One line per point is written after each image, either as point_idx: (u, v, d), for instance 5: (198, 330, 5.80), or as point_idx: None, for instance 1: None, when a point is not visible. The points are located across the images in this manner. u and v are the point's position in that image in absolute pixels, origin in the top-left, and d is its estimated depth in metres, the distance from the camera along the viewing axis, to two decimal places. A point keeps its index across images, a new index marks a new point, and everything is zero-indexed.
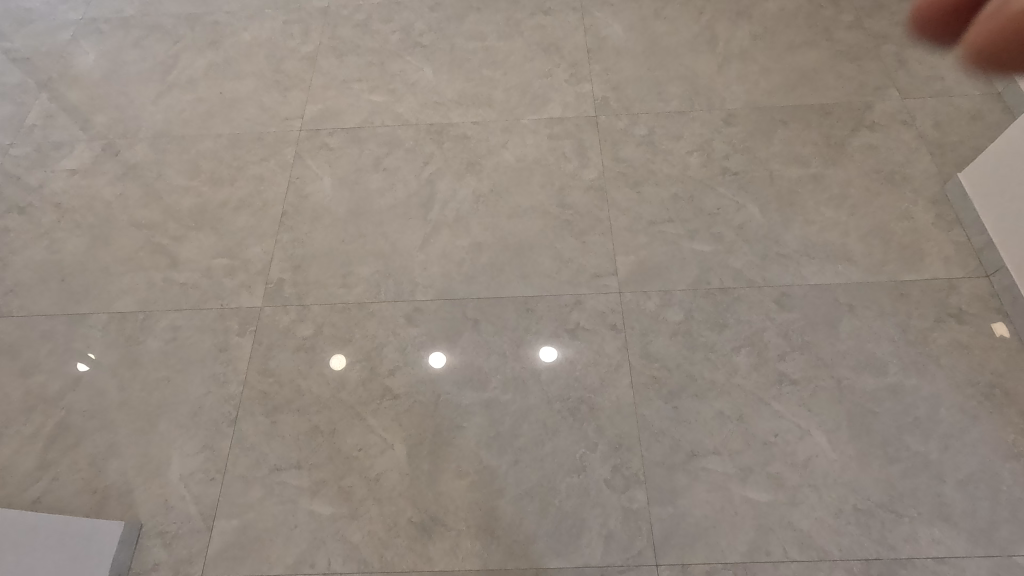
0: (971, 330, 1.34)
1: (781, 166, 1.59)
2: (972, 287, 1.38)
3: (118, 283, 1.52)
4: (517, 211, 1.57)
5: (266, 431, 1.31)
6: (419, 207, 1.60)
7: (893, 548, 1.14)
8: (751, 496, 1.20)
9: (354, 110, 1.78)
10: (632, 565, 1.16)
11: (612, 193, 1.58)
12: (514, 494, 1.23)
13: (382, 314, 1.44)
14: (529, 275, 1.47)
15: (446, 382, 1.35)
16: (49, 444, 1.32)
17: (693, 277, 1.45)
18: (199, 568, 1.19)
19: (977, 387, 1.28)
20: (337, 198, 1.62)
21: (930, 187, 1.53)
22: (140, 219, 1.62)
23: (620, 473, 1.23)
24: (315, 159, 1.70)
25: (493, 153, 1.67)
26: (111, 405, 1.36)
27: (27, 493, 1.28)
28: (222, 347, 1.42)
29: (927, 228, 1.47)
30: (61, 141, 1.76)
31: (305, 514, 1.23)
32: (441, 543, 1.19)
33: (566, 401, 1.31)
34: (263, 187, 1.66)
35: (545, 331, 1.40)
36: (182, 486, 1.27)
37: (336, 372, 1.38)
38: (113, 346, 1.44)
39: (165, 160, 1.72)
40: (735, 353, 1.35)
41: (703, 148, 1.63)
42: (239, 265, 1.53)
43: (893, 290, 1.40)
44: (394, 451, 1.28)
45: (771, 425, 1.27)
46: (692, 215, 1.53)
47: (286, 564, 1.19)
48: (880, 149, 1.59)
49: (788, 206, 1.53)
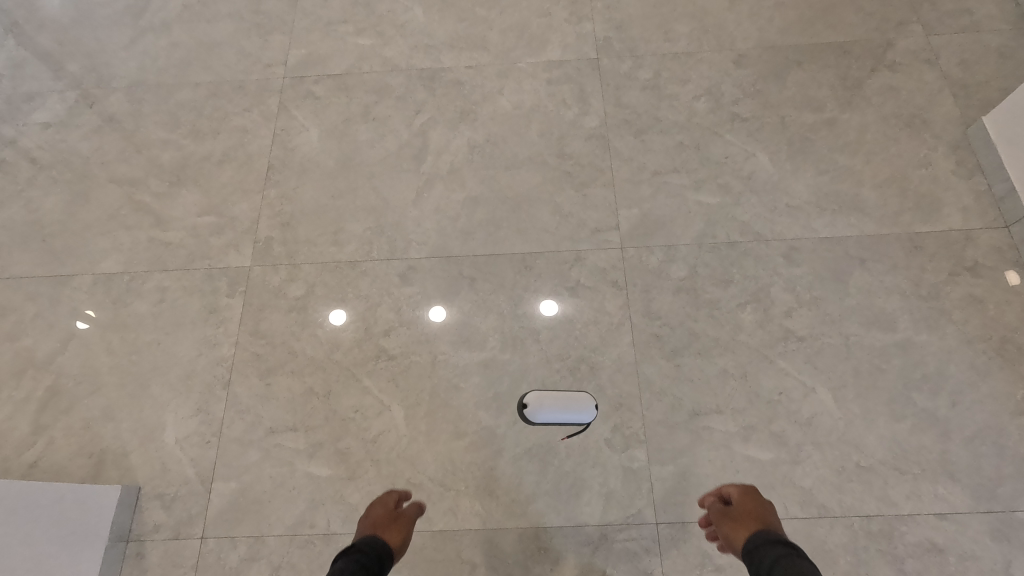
0: (986, 283, 1.29)
1: (794, 111, 1.49)
2: (989, 238, 1.32)
3: (102, 243, 1.47)
4: (514, 162, 1.49)
5: (261, 393, 1.29)
6: (410, 158, 1.52)
7: (896, 504, 1.14)
8: (754, 454, 1.19)
9: (340, 54, 1.67)
10: (632, 523, 1.15)
11: (614, 141, 1.50)
12: (512, 453, 1.22)
13: (375, 273, 1.39)
14: (527, 230, 1.41)
15: (444, 342, 1.31)
16: (42, 409, 1.30)
17: (699, 230, 1.39)
18: (199, 529, 1.19)
19: (989, 342, 1.24)
20: (326, 151, 1.54)
21: (952, 132, 1.44)
22: (120, 175, 1.55)
23: (620, 432, 1.22)
24: (300, 109, 1.60)
25: (489, 100, 1.57)
26: (102, 369, 1.34)
27: (23, 458, 1.27)
28: (212, 308, 1.38)
29: (946, 176, 1.39)
30: (32, 92, 1.66)
31: (303, 476, 1.22)
32: (441, 503, 1.19)
33: (565, 360, 1.28)
34: (248, 139, 1.57)
35: (544, 288, 1.35)
36: (179, 449, 1.26)
37: (331, 332, 1.34)
38: (101, 308, 1.40)
39: (143, 112, 1.62)
40: (740, 310, 1.30)
41: (712, 92, 1.53)
42: (226, 223, 1.47)
43: (907, 242, 1.34)
44: (391, 412, 1.26)
45: (775, 383, 1.24)
46: (699, 165, 1.45)
47: (286, 525, 1.19)
48: (900, 91, 1.49)
49: (800, 155, 1.45)
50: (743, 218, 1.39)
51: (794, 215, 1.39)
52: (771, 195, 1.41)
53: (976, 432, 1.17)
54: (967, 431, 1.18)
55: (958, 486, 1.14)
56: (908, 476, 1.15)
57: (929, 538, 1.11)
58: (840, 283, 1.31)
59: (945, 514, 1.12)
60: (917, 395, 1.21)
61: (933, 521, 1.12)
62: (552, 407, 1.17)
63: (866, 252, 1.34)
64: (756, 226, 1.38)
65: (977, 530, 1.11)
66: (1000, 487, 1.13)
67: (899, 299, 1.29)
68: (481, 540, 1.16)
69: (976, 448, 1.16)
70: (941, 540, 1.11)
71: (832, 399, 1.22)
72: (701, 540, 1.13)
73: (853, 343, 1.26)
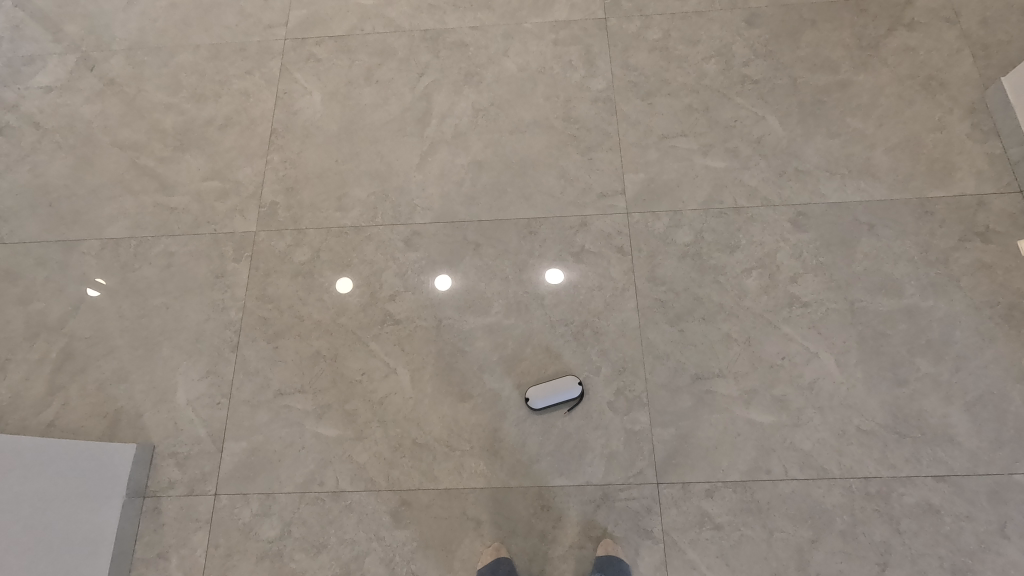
0: (996, 249, 1.27)
1: (807, 73, 1.46)
2: (1003, 203, 1.30)
3: (109, 208, 1.47)
4: (519, 126, 1.47)
5: (269, 356, 1.31)
6: (414, 122, 1.50)
7: (895, 466, 1.15)
8: (755, 417, 1.20)
9: (342, 15, 1.63)
10: (634, 484, 1.18)
11: (622, 105, 1.47)
12: (516, 416, 1.23)
13: (380, 238, 1.40)
14: (533, 195, 1.40)
15: (449, 306, 1.32)
16: (57, 370, 1.33)
17: (705, 195, 1.37)
18: (212, 486, 1.23)
19: (996, 308, 1.23)
20: (328, 115, 1.52)
21: (969, 93, 1.40)
22: (123, 139, 1.54)
23: (623, 396, 1.23)
24: (302, 71, 1.58)
25: (494, 62, 1.54)
26: (113, 331, 1.36)
27: (40, 418, 1.30)
28: (219, 273, 1.39)
29: (961, 139, 1.36)
30: (32, 55, 1.64)
31: (312, 436, 1.25)
32: (446, 463, 1.22)
33: (569, 325, 1.29)
34: (250, 103, 1.56)
35: (549, 254, 1.35)
36: (190, 410, 1.29)
37: (337, 297, 1.35)
38: (110, 272, 1.41)
39: (144, 75, 1.60)
40: (745, 276, 1.30)
41: (723, 53, 1.49)
42: (230, 188, 1.47)
43: (917, 207, 1.32)
44: (397, 375, 1.28)
45: (779, 348, 1.24)
46: (708, 129, 1.43)
47: (296, 483, 1.22)
48: (917, 52, 1.45)
49: (811, 117, 1.42)
50: (751, 183, 1.37)
51: (804, 179, 1.36)
52: (781, 159, 1.39)
53: (978, 396, 1.18)
54: (968, 396, 1.18)
55: (957, 449, 1.15)
56: (908, 439, 1.17)
57: (927, 500, 1.13)
58: (847, 249, 1.30)
59: (942, 476, 1.14)
60: (921, 360, 1.21)
61: (931, 482, 1.14)
62: (547, 386, 1.21)
63: (876, 217, 1.32)
64: (764, 190, 1.36)
65: (974, 492, 1.13)
66: (1000, 451, 1.15)
67: (906, 265, 1.28)
68: (486, 499, 1.19)
69: (978, 413, 1.17)
70: (938, 501, 1.13)
71: (835, 363, 1.22)
72: (701, 500, 1.16)
73: (858, 309, 1.26)
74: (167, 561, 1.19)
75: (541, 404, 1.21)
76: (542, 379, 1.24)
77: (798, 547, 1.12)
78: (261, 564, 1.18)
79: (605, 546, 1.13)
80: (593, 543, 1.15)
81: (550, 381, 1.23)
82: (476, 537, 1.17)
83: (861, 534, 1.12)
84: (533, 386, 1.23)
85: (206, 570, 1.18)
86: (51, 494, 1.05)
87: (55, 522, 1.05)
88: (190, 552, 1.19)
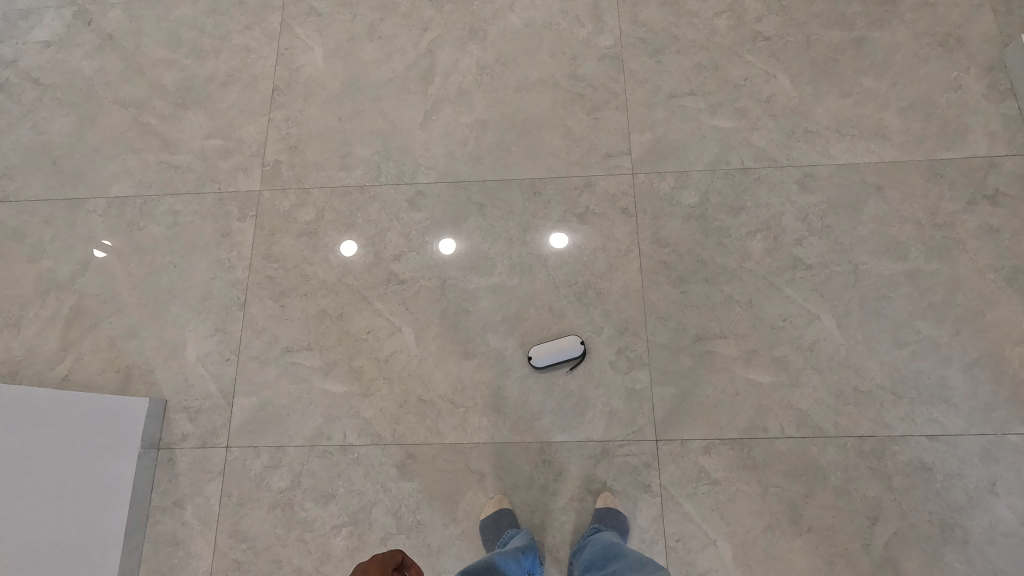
0: (1004, 212, 1.26)
1: (821, 29, 1.41)
2: (1014, 165, 1.28)
3: (113, 166, 1.47)
4: (523, 85, 1.44)
5: (276, 314, 1.33)
6: (418, 80, 1.47)
7: (890, 426, 1.18)
8: (754, 377, 1.22)
9: None
10: (633, 439, 1.21)
11: (629, 62, 1.44)
12: (519, 374, 1.26)
13: (384, 198, 1.39)
14: (538, 156, 1.39)
15: (453, 268, 1.33)
16: (68, 327, 1.35)
17: (712, 156, 1.35)
18: (225, 439, 1.27)
19: (1001, 272, 1.23)
20: (330, 71, 1.50)
21: (988, 51, 1.36)
22: (123, 97, 1.52)
23: (624, 355, 1.25)
24: (303, 26, 1.54)
25: (499, 17, 1.50)
26: (122, 290, 1.38)
27: (54, 372, 1.33)
28: (225, 232, 1.40)
29: (975, 100, 1.33)
30: (28, 9, 1.61)
31: (319, 392, 1.28)
32: (451, 419, 1.25)
33: (572, 287, 1.30)
34: (251, 59, 1.53)
35: (553, 215, 1.35)
36: (201, 366, 1.32)
37: (342, 257, 1.36)
38: (117, 231, 1.42)
39: (143, 30, 1.57)
40: (749, 238, 1.30)
41: (735, 8, 1.45)
42: (233, 147, 1.46)
43: (927, 169, 1.30)
44: (402, 334, 1.30)
45: (781, 310, 1.25)
46: (716, 88, 1.40)
47: (305, 437, 1.26)
48: (936, 7, 1.40)
49: (822, 76, 1.38)
50: (760, 143, 1.35)
51: (812, 139, 1.35)
52: (790, 119, 1.36)
53: (977, 358, 1.19)
54: (967, 358, 1.19)
55: (952, 410, 1.17)
56: (904, 400, 1.18)
57: (920, 458, 1.16)
58: (854, 211, 1.29)
59: (936, 435, 1.16)
60: (922, 323, 1.22)
61: (925, 441, 1.16)
62: (551, 349, 1.23)
63: (884, 178, 1.31)
64: (772, 151, 1.35)
65: (967, 451, 1.15)
66: (995, 412, 1.16)
67: (912, 227, 1.27)
68: (489, 453, 1.22)
69: (975, 374, 1.18)
70: (930, 460, 1.15)
71: (836, 325, 1.23)
72: (699, 456, 1.19)
73: (862, 272, 1.26)
74: (182, 509, 1.24)
75: (541, 362, 1.23)
76: (546, 341, 1.25)
77: (792, 501, 1.16)
78: (273, 512, 1.22)
79: (604, 499, 1.17)
80: (592, 496, 1.19)
81: (552, 341, 1.25)
82: (480, 490, 1.21)
83: (853, 489, 1.15)
84: (537, 347, 1.24)
85: (220, 517, 1.23)
86: (70, 449, 1.09)
87: (78, 473, 1.09)
88: (205, 501, 1.24)
